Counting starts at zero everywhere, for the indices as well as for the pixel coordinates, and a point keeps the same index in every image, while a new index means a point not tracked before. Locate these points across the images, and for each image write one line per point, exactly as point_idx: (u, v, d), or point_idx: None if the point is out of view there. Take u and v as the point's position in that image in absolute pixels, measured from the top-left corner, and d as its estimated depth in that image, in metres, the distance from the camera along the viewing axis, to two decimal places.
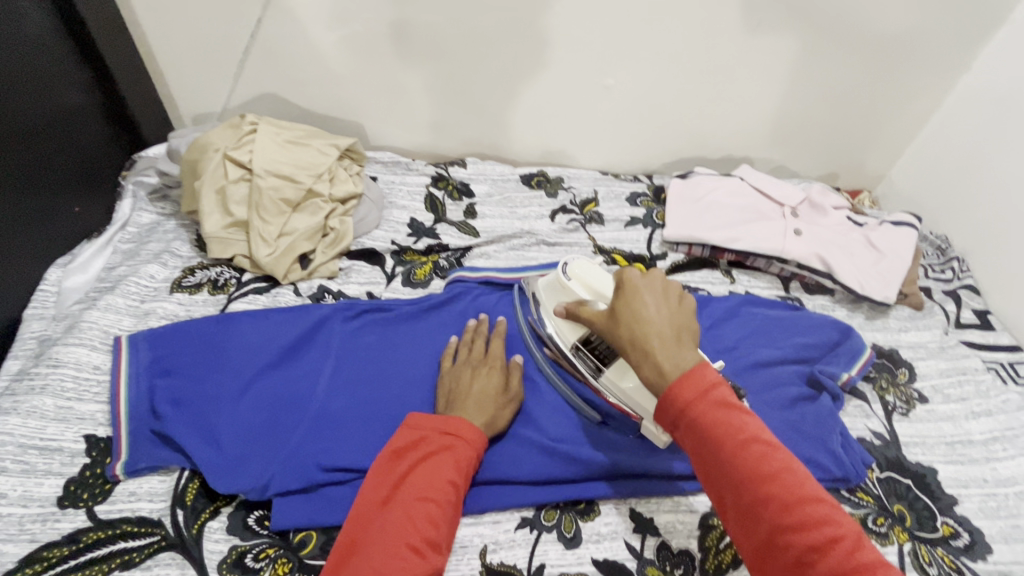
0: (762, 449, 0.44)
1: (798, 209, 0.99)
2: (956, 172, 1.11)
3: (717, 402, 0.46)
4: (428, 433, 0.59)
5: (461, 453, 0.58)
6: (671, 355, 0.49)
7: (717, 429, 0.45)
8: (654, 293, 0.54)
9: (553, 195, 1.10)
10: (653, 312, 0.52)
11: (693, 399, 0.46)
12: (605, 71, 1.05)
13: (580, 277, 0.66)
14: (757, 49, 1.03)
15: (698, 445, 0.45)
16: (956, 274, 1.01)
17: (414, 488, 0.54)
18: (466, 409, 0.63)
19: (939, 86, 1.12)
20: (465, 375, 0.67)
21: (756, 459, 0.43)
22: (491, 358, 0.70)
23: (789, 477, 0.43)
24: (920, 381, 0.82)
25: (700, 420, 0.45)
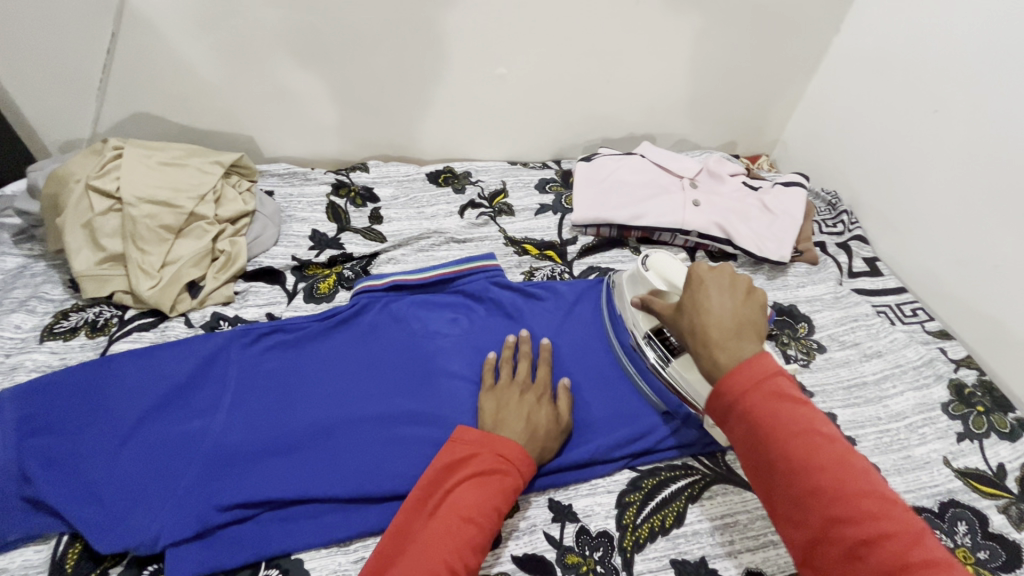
0: (818, 441, 0.46)
1: (697, 180, 1.03)
2: (839, 130, 1.18)
3: (770, 392, 0.48)
4: (482, 450, 0.59)
5: (512, 478, 0.58)
6: (727, 347, 0.52)
7: (775, 419, 0.47)
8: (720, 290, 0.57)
9: (461, 190, 1.08)
10: (716, 306, 0.56)
11: (747, 388, 0.48)
12: (496, 60, 1.03)
13: (659, 270, 0.71)
14: (641, 27, 1.04)
15: (751, 430, 0.47)
16: (846, 226, 1.07)
17: (460, 506, 0.54)
18: (516, 428, 0.62)
19: (816, 49, 1.17)
20: (514, 397, 0.66)
21: (809, 449, 0.45)
22: (538, 384, 0.69)
23: (841, 471, 0.45)
24: (818, 332, 0.86)
25: (754, 409, 0.47)
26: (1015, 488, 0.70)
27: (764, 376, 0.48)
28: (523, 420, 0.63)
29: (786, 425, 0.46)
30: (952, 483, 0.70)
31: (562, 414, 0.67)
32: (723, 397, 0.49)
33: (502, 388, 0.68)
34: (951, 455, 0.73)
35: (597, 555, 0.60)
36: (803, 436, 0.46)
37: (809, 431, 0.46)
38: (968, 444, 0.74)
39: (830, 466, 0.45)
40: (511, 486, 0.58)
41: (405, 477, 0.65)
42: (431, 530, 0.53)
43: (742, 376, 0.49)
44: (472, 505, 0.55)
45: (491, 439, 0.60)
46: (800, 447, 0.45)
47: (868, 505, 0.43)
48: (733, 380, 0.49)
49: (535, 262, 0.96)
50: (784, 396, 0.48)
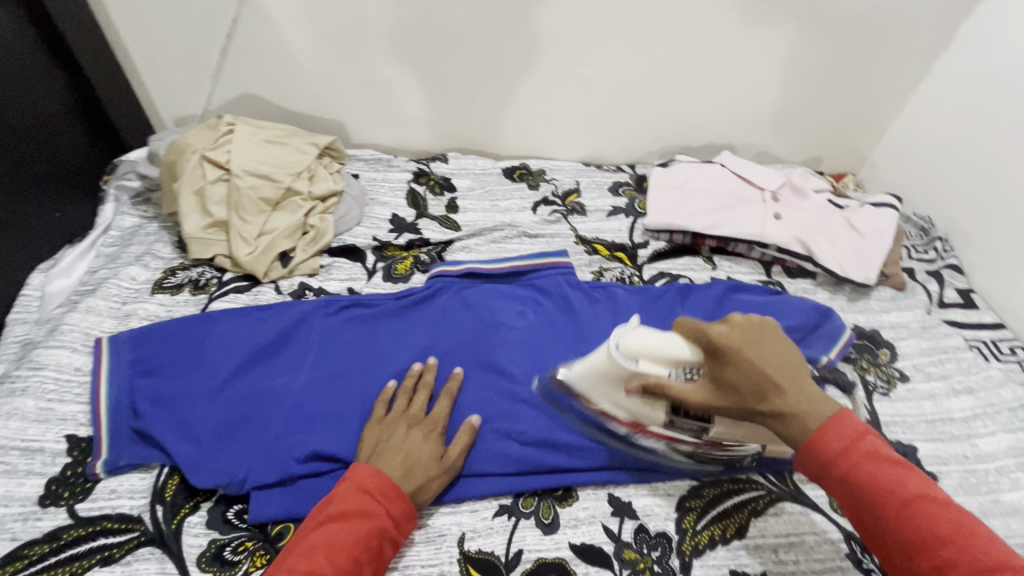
0: (933, 507, 0.45)
1: (779, 193, 1.00)
2: (937, 153, 1.11)
3: (868, 455, 0.49)
4: (348, 490, 0.56)
5: (379, 522, 0.54)
6: (808, 405, 0.51)
7: (877, 484, 0.47)
8: (756, 347, 0.53)
9: (535, 187, 1.10)
10: (766, 367, 0.52)
11: (839, 449, 0.49)
12: (582, 61, 1.05)
13: (645, 352, 0.55)
14: (732, 34, 1.03)
15: (856, 496, 0.48)
16: (939, 254, 1.01)
17: (313, 555, 0.50)
18: (393, 465, 0.59)
19: (918, 67, 1.11)
20: (399, 432, 0.63)
21: (925, 517, 0.45)
22: (430, 419, 0.65)
23: (969, 540, 0.43)
24: (902, 360, 0.82)
25: (851, 472, 0.48)
26: None
27: (857, 435, 0.49)
28: (401, 456, 0.60)
29: (892, 489, 0.46)
30: None
31: (449, 453, 0.63)
32: (816, 462, 0.50)
33: (390, 418, 0.64)
34: None
35: (655, 555, 0.60)
36: (912, 503, 0.46)
37: (916, 497, 0.46)
38: None
39: (946, 533, 0.44)
40: (375, 530, 0.54)
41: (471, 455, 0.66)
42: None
43: (832, 440, 0.49)
44: (321, 554, 0.50)
45: (364, 472, 0.57)
46: (912, 513, 0.45)
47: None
48: (822, 443, 0.50)
49: (604, 263, 0.96)
50: (881, 458, 0.48)
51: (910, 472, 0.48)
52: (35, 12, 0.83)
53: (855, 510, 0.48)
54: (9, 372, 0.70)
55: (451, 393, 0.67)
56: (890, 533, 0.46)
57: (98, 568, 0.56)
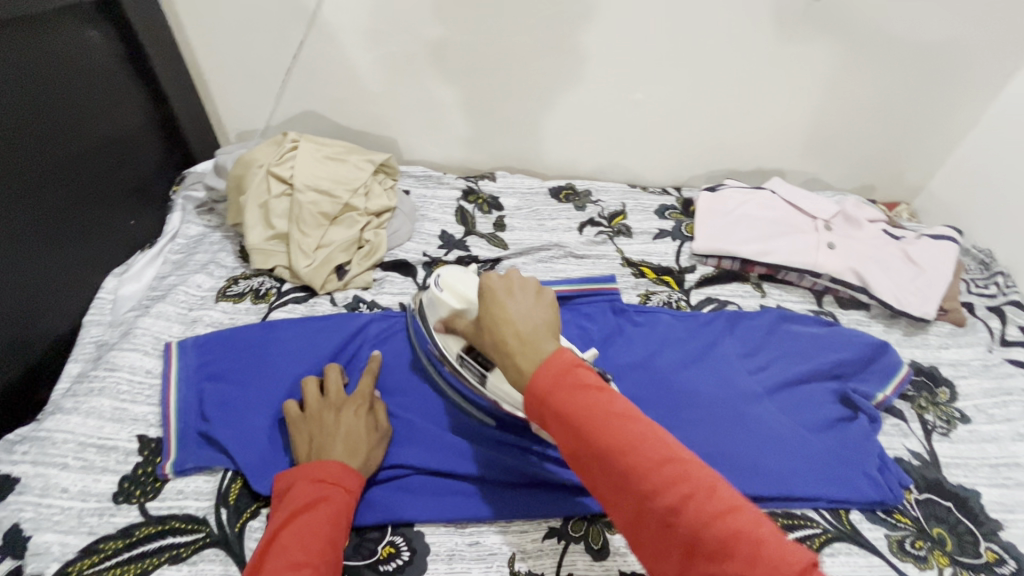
0: (622, 420, 0.42)
1: (832, 222, 0.98)
2: (999, 184, 1.08)
3: (573, 386, 0.45)
4: (300, 490, 0.57)
5: (339, 503, 0.56)
6: (527, 353, 0.49)
7: (578, 411, 0.43)
8: (514, 292, 0.56)
9: (581, 208, 1.12)
10: (516, 313, 0.53)
11: (549, 386, 0.45)
12: (634, 85, 1.06)
13: (449, 287, 0.68)
14: (788, 61, 1.03)
15: (561, 432, 0.43)
16: (1001, 289, 0.96)
17: (289, 552, 0.50)
18: (336, 448, 0.61)
19: (980, 96, 1.09)
20: (329, 416, 0.65)
21: (614, 429, 0.42)
22: (357, 397, 0.68)
23: (645, 444, 0.41)
24: (963, 400, 0.79)
25: (557, 407, 0.44)
26: None
27: (563, 369, 0.46)
28: (341, 437, 0.62)
29: (589, 412, 0.43)
30: None
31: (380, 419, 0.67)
32: (533, 406, 0.46)
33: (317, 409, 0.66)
34: None
35: None
36: (610, 420, 0.42)
37: (617, 413, 0.43)
38: None
39: (634, 444, 0.41)
40: (338, 511, 0.56)
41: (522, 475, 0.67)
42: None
43: (544, 377, 0.46)
44: (293, 546, 0.51)
45: (314, 469, 0.59)
46: (610, 430, 0.42)
47: (669, 471, 0.39)
48: (537, 381, 0.46)
49: (651, 286, 0.96)
50: (583, 386, 0.44)
51: (606, 392, 0.45)
52: (125, 33, 0.89)
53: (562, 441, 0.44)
54: (87, 372, 0.74)
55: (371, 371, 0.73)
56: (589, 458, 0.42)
57: (167, 566, 0.59)
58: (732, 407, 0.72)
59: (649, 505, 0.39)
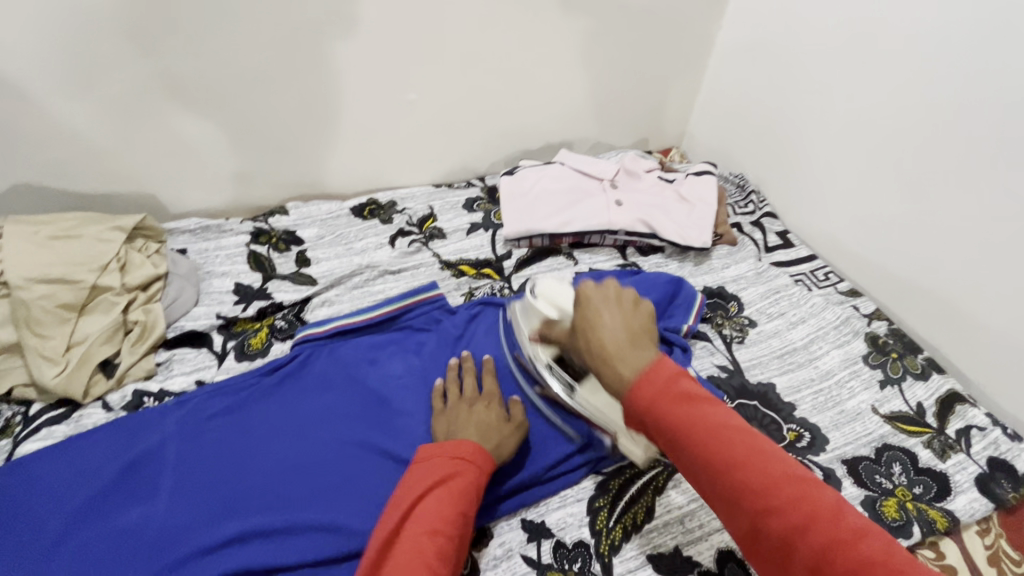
0: (735, 435, 0.44)
1: (616, 180, 1.07)
2: (735, 117, 1.26)
3: (679, 396, 0.46)
4: (439, 464, 0.58)
5: (473, 475, 0.58)
6: (627, 359, 0.49)
7: (684, 423, 0.44)
8: (607, 301, 0.55)
9: (388, 221, 1.07)
10: (607, 319, 0.53)
11: (654, 395, 0.46)
12: (405, 86, 1.04)
13: (545, 294, 0.64)
14: (540, 40, 1.08)
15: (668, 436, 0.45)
16: (756, 205, 1.14)
17: (427, 519, 0.53)
18: (468, 435, 0.62)
19: (702, 46, 1.26)
20: (463, 408, 0.65)
21: (729, 443, 0.43)
22: (487, 392, 0.67)
23: (760, 459, 0.42)
24: (748, 308, 0.92)
25: (665, 418, 0.45)
26: (935, 422, 0.76)
27: (667, 379, 0.47)
28: (474, 427, 0.62)
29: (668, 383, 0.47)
30: (882, 428, 0.76)
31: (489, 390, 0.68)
32: (637, 411, 0.47)
33: (455, 403, 0.67)
34: (878, 402, 0.79)
35: (577, 567, 0.60)
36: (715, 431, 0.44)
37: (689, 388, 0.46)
38: (890, 389, 0.80)
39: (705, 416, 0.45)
40: (472, 487, 0.57)
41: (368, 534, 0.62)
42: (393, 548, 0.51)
43: (647, 384, 0.47)
44: (434, 519, 0.53)
45: (447, 451, 0.58)
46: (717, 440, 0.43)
47: (789, 491, 0.40)
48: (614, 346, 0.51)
49: (473, 282, 0.95)
50: (690, 397, 0.46)
51: (715, 406, 0.46)
52: None
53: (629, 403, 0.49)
54: None
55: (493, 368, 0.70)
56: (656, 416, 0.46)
57: None
58: None
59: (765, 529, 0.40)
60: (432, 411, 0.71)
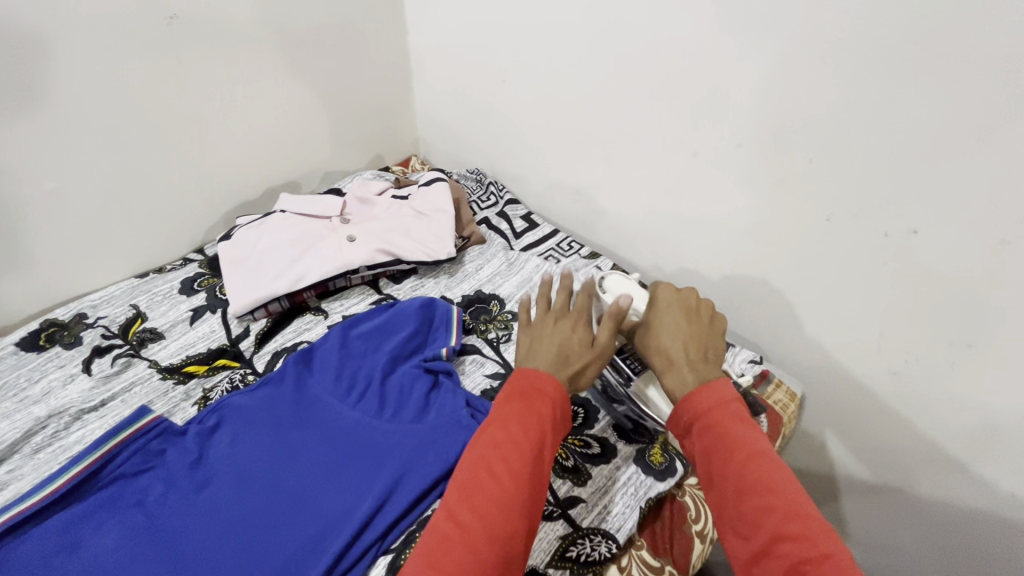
0: (772, 465, 0.48)
1: (347, 213, 0.99)
2: (452, 116, 1.25)
3: (731, 414, 0.51)
4: (514, 389, 0.55)
5: (545, 408, 0.53)
6: (702, 370, 0.56)
7: (732, 435, 0.49)
8: (683, 308, 0.62)
9: (75, 342, 0.85)
10: (678, 328, 0.60)
11: (711, 407, 0.51)
12: (21, 179, 0.81)
13: None
14: (199, 84, 0.93)
15: (710, 443, 0.50)
16: (498, 196, 1.17)
17: (490, 438, 0.51)
18: (546, 355, 0.59)
19: (396, 52, 1.22)
20: (548, 325, 0.64)
21: (765, 470, 0.47)
22: (577, 309, 0.65)
23: (792, 496, 0.46)
24: (509, 303, 0.92)
25: (715, 424, 0.51)
26: None
27: (724, 399, 0.52)
28: (553, 348, 0.60)
29: (745, 438, 0.49)
30: None
31: (583, 303, 0.66)
32: (688, 416, 0.52)
33: (540, 317, 0.66)
34: None
35: None
36: (756, 456, 0.48)
37: (761, 452, 0.48)
38: None
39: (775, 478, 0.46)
40: (542, 413, 0.53)
41: None
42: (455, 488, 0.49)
43: (706, 398, 0.52)
44: (496, 434, 0.51)
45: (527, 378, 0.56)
46: (756, 464, 0.47)
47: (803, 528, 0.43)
48: (696, 402, 0.52)
49: (206, 381, 0.80)
50: (741, 419, 0.51)
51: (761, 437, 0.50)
52: None
53: (703, 465, 0.50)
54: None
55: (593, 285, 0.68)
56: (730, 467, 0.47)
57: None
58: (339, 452, 0.69)
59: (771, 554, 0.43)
60: (165, 572, 0.58)
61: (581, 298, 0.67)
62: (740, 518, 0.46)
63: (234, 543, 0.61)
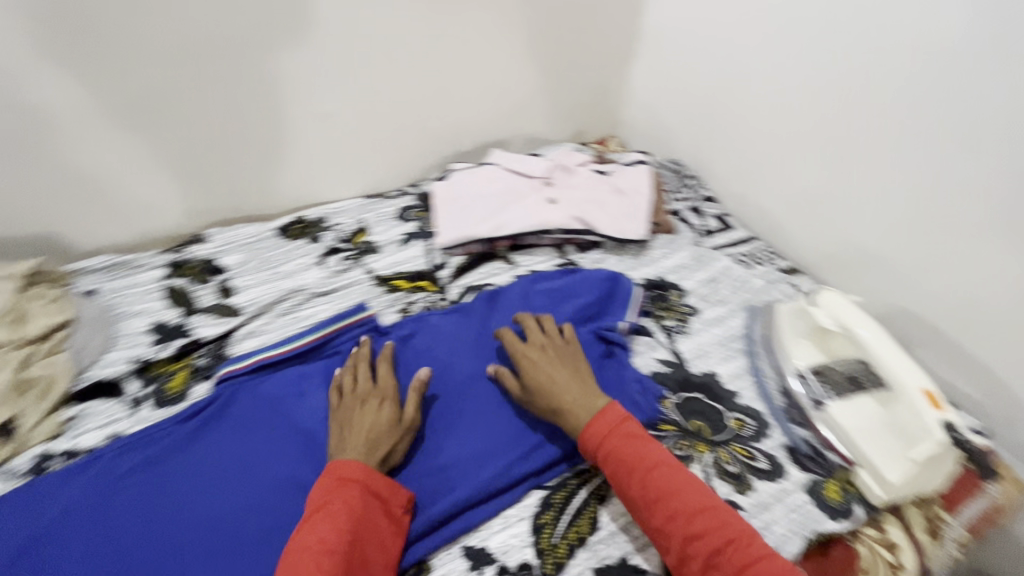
0: (679, 482, 0.59)
1: (550, 177, 1.04)
2: (666, 104, 1.26)
3: (628, 444, 0.61)
4: (323, 484, 0.58)
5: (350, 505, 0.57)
6: (590, 403, 0.66)
7: (633, 462, 0.60)
8: (558, 361, 0.71)
9: (317, 239, 1.02)
10: (562, 378, 0.68)
11: (607, 435, 0.62)
12: (315, 97, 0.98)
13: (835, 313, 0.76)
14: (459, 38, 1.05)
15: (619, 465, 0.60)
16: (694, 191, 1.14)
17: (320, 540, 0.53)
18: (357, 445, 0.62)
19: (627, 33, 1.25)
20: (355, 411, 0.66)
21: (671, 482, 0.58)
22: (378, 390, 0.69)
23: (707, 503, 0.57)
24: (690, 296, 0.90)
25: (616, 451, 0.61)
26: None
27: (618, 435, 0.62)
28: (363, 436, 0.63)
29: (645, 457, 0.60)
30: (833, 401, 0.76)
31: (380, 384, 0.70)
32: (592, 443, 0.63)
33: (344, 402, 0.68)
34: None
35: None
36: (657, 478, 0.58)
37: (664, 469, 0.59)
38: None
39: (681, 487, 0.58)
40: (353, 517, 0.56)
41: None
42: (297, 543, 0.53)
43: (603, 425, 0.63)
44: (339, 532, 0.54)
45: (338, 467, 0.59)
46: (661, 483, 0.58)
47: (709, 526, 0.55)
48: (596, 428, 0.63)
49: (408, 297, 0.92)
50: (629, 452, 0.61)
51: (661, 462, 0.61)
52: None
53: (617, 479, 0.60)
54: None
55: (388, 357, 0.74)
56: (634, 483, 0.59)
57: None
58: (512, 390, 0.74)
59: (693, 545, 0.55)
60: None
61: (384, 372, 0.72)
62: (656, 527, 0.57)
63: (416, 437, 0.70)
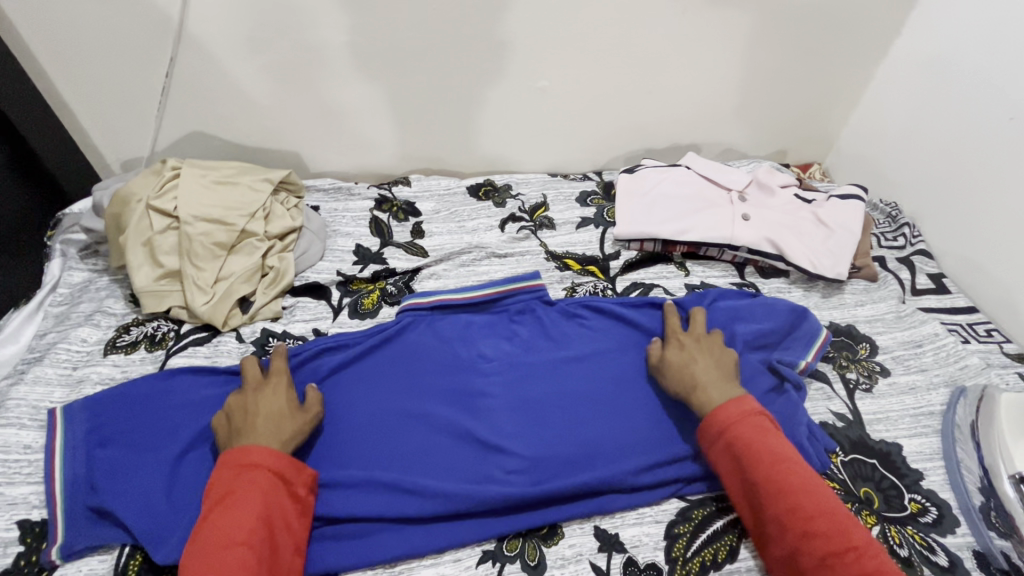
0: (802, 479, 0.57)
1: (746, 193, 0.99)
2: (898, 138, 1.13)
3: (754, 433, 0.61)
4: (223, 473, 0.59)
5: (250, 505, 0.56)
6: (722, 392, 0.65)
7: (755, 448, 0.60)
8: (704, 351, 0.71)
9: (502, 204, 1.08)
10: (698, 365, 0.69)
11: (732, 420, 0.62)
12: (537, 73, 1.03)
13: None
14: (687, 33, 1.01)
15: (742, 451, 0.60)
16: (908, 240, 1.01)
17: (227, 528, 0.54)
18: (261, 430, 0.62)
19: (874, 52, 1.12)
20: (248, 398, 0.66)
21: (793, 475, 0.58)
22: (272, 377, 0.69)
23: (828, 506, 0.55)
24: (881, 353, 0.82)
25: (739, 438, 0.61)
26: None
27: (745, 421, 0.62)
28: (265, 418, 0.63)
29: (768, 449, 0.59)
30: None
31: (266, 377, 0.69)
32: (714, 428, 0.63)
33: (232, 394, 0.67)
34: None
35: None
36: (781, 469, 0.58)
37: (789, 463, 0.58)
38: None
39: (802, 488, 0.57)
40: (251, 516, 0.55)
41: (443, 497, 0.64)
42: (207, 529, 0.54)
43: (728, 412, 0.63)
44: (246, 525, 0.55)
45: (237, 454, 0.60)
46: (785, 476, 0.57)
47: (828, 526, 0.54)
48: (722, 412, 0.63)
49: (577, 278, 0.94)
50: (754, 442, 0.60)
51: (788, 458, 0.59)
52: None
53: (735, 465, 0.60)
54: None
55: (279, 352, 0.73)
56: (753, 474, 0.59)
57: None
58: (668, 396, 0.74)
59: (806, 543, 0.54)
60: (517, 399, 0.72)
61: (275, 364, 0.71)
62: (767, 516, 0.57)
63: (569, 411, 0.72)
